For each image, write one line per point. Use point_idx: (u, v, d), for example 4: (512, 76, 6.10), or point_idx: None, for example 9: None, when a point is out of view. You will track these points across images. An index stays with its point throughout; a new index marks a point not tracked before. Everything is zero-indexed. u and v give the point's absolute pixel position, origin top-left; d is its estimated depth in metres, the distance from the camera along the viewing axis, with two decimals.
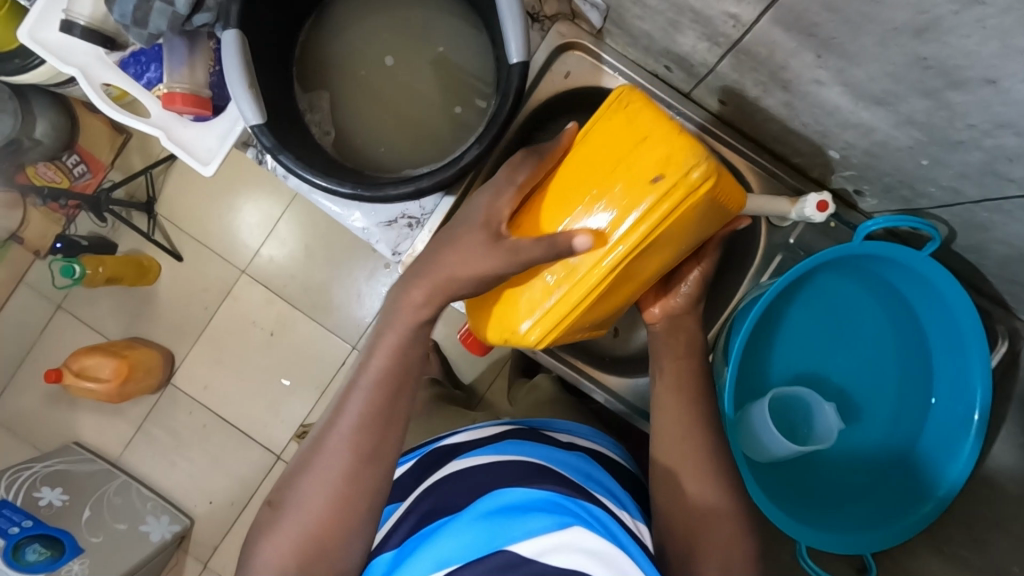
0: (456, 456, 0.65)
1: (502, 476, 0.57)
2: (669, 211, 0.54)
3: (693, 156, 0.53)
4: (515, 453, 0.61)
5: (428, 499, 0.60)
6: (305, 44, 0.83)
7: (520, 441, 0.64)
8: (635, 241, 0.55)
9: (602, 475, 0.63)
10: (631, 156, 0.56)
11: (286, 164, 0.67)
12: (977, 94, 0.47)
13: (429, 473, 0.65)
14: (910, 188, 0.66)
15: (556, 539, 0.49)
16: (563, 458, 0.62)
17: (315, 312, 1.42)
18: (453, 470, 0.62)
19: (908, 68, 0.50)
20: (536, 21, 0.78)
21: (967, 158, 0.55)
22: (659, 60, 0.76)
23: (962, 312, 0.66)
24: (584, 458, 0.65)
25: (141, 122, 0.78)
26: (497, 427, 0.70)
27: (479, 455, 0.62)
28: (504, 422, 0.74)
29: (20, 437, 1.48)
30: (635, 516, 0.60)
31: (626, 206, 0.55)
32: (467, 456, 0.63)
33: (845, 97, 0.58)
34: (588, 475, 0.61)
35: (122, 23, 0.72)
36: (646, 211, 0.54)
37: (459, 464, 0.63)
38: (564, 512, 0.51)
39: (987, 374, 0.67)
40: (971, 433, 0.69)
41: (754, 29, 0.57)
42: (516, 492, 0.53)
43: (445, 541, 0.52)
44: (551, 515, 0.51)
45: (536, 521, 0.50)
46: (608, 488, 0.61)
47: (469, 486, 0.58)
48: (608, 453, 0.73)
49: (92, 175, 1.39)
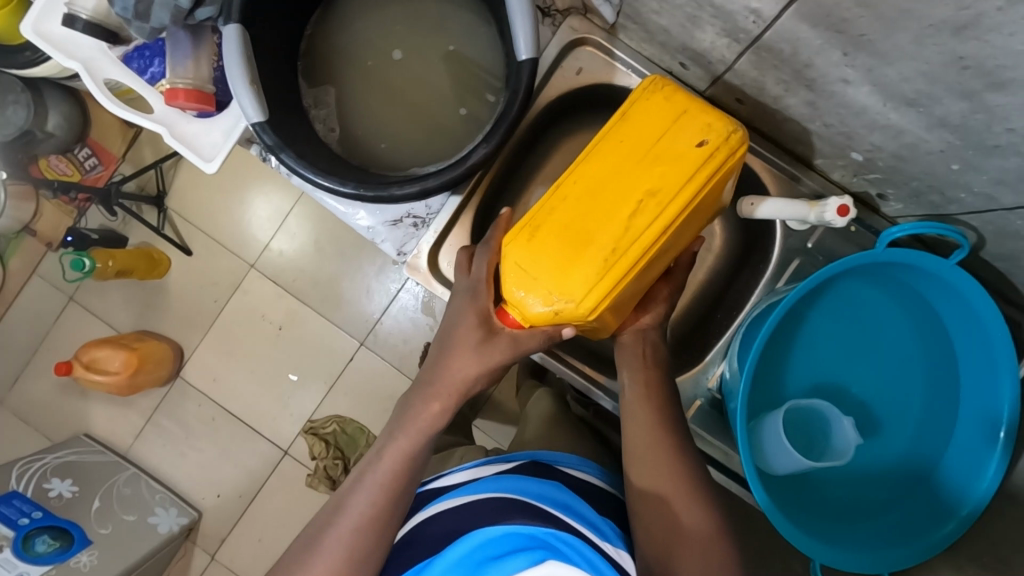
0: (436, 497, 0.63)
1: (474, 514, 0.55)
2: (712, 175, 0.55)
3: (727, 125, 0.55)
4: (490, 485, 0.59)
5: (418, 537, 0.59)
6: (311, 37, 0.81)
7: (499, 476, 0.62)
8: (684, 210, 0.55)
9: (584, 507, 0.59)
10: (671, 134, 0.56)
11: (289, 163, 0.66)
12: (1019, 96, 0.44)
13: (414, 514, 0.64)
14: (940, 193, 0.63)
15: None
16: (540, 489, 0.59)
17: (323, 308, 1.41)
18: (431, 512, 0.60)
19: (944, 68, 0.46)
20: (547, 15, 0.75)
21: (1004, 163, 0.52)
22: (676, 56, 0.73)
23: (990, 323, 0.64)
24: (561, 486, 0.62)
25: (144, 118, 0.77)
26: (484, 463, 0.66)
27: (454, 494, 0.60)
28: (493, 459, 0.68)
29: (32, 427, 1.49)
30: (618, 545, 0.58)
31: (675, 177, 0.54)
32: (445, 496, 0.61)
33: (874, 98, 0.55)
34: (568, 505, 0.58)
35: (123, 16, 0.70)
36: (696, 176, 0.54)
37: (437, 504, 0.61)
38: (538, 546, 0.51)
39: (1015, 388, 0.64)
40: (997, 450, 0.66)
41: (777, 25, 0.54)
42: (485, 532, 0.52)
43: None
44: (525, 553, 0.50)
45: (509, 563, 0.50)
46: (592, 519, 0.58)
47: (446, 528, 0.56)
48: (596, 485, 0.70)
49: (103, 167, 1.38)
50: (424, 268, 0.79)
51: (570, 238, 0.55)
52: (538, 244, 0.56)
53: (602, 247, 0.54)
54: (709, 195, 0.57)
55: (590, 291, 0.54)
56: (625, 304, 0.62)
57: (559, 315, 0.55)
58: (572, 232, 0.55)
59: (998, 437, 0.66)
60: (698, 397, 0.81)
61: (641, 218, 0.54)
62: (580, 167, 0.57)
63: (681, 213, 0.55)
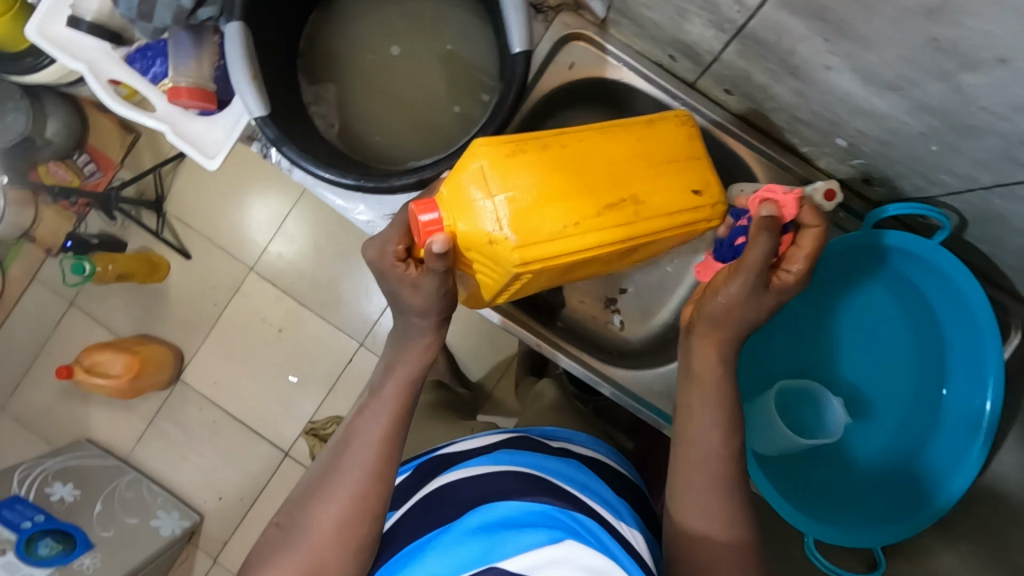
0: (453, 465, 0.65)
1: (496, 486, 0.57)
2: (687, 221, 0.66)
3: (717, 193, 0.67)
4: (512, 461, 0.62)
5: (432, 505, 0.60)
6: (310, 36, 0.83)
7: (518, 452, 0.65)
8: (636, 232, 0.63)
9: (597, 485, 0.64)
10: (677, 165, 0.66)
11: (291, 156, 0.68)
12: (991, 76, 0.47)
13: (424, 481, 0.65)
14: (923, 176, 0.65)
15: (545, 555, 0.48)
16: (558, 468, 0.63)
17: (322, 309, 1.43)
18: (449, 480, 0.61)
19: (921, 51, 0.49)
20: (539, 12, 0.77)
21: (981, 143, 0.54)
22: (665, 49, 0.75)
23: (974, 301, 0.65)
24: (579, 467, 0.67)
25: (147, 116, 0.78)
26: (494, 437, 0.71)
27: (476, 464, 0.62)
28: (505, 432, 0.74)
29: (33, 433, 1.50)
30: (631, 526, 0.60)
31: (648, 206, 0.64)
32: (463, 466, 0.63)
33: (856, 83, 0.57)
34: (584, 485, 0.61)
35: (127, 16, 0.73)
36: (667, 217, 0.65)
37: (455, 473, 0.63)
38: (559, 527, 0.51)
39: (999, 365, 0.66)
40: (983, 424, 0.67)
41: (761, 14, 0.56)
42: (509, 504, 0.54)
43: (437, 559, 0.52)
44: (547, 529, 0.50)
45: (531, 535, 0.50)
46: (605, 498, 0.61)
47: (463, 498, 0.58)
48: (603, 461, 0.75)
49: (102, 173, 1.40)
50: None
51: (546, 191, 0.59)
52: (509, 166, 0.59)
53: (566, 215, 0.60)
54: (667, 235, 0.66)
55: (529, 245, 0.58)
56: (524, 286, 0.67)
57: (490, 244, 0.58)
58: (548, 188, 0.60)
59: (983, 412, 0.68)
60: None
61: (602, 214, 0.61)
62: (584, 141, 0.64)
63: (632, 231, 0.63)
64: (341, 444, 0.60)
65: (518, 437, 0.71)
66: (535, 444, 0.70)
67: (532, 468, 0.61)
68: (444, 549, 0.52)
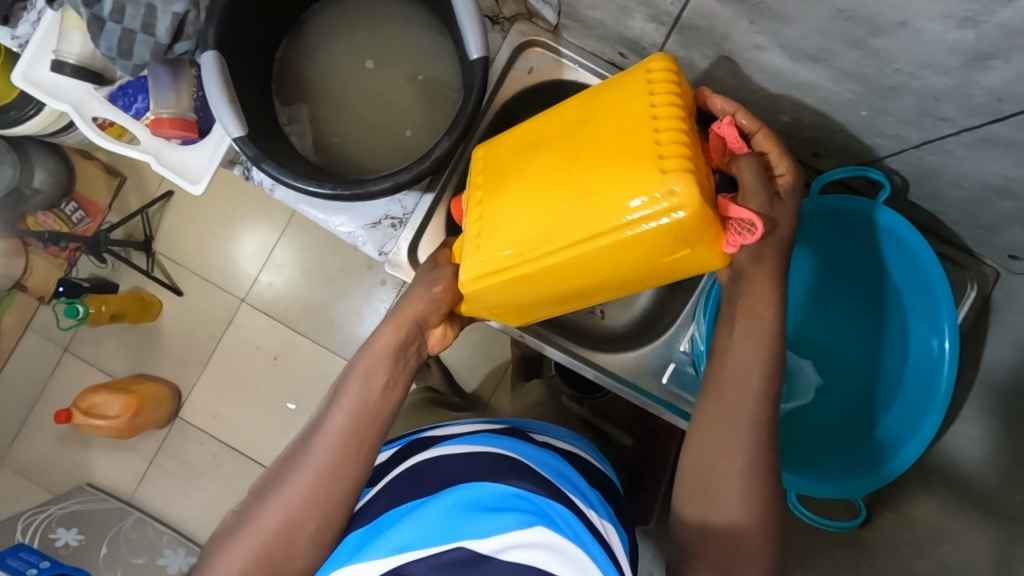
0: (434, 442, 0.68)
1: (471, 467, 0.61)
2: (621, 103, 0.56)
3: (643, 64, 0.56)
4: (493, 444, 0.65)
5: (419, 474, 0.63)
6: (282, 60, 0.87)
7: (500, 435, 0.68)
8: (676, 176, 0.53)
9: (576, 475, 0.66)
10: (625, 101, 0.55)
11: (271, 171, 0.71)
12: (894, 39, 0.52)
13: (405, 459, 0.68)
14: (861, 142, 0.70)
15: (520, 539, 0.53)
16: (541, 457, 0.65)
17: (315, 333, 1.46)
18: (429, 454, 0.65)
19: (832, 21, 0.53)
20: (496, 23, 0.83)
21: (902, 102, 0.59)
22: (615, 47, 0.80)
23: (921, 252, 0.72)
24: (561, 457, 0.69)
25: (133, 149, 0.83)
26: (474, 425, 0.74)
27: (456, 443, 0.66)
28: (487, 421, 0.77)
29: (35, 482, 1.50)
30: (603, 514, 0.63)
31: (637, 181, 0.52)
32: (445, 441, 0.67)
33: (784, 58, 0.62)
34: (563, 472, 0.64)
35: (109, 56, 0.77)
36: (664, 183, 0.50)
37: (438, 449, 0.65)
38: (533, 513, 0.55)
39: (951, 309, 0.72)
40: (945, 367, 0.72)
41: (692, 5, 0.62)
42: (484, 487, 0.58)
43: (413, 526, 0.56)
44: (517, 512, 0.55)
45: (502, 518, 0.54)
46: (583, 489, 0.64)
47: (444, 475, 0.61)
48: (585, 457, 0.77)
49: (90, 218, 1.44)
50: (404, 264, 0.85)
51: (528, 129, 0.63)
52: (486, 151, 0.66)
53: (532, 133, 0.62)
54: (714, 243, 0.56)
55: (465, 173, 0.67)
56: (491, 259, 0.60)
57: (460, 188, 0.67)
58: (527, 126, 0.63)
59: (943, 351, 0.73)
60: (670, 361, 0.88)
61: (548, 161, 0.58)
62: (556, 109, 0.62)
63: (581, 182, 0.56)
64: (322, 414, 0.63)
65: (503, 426, 0.75)
66: (520, 434, 0.73)
67: (511, 450, 0.64)
68: (411, 523, 0.56)
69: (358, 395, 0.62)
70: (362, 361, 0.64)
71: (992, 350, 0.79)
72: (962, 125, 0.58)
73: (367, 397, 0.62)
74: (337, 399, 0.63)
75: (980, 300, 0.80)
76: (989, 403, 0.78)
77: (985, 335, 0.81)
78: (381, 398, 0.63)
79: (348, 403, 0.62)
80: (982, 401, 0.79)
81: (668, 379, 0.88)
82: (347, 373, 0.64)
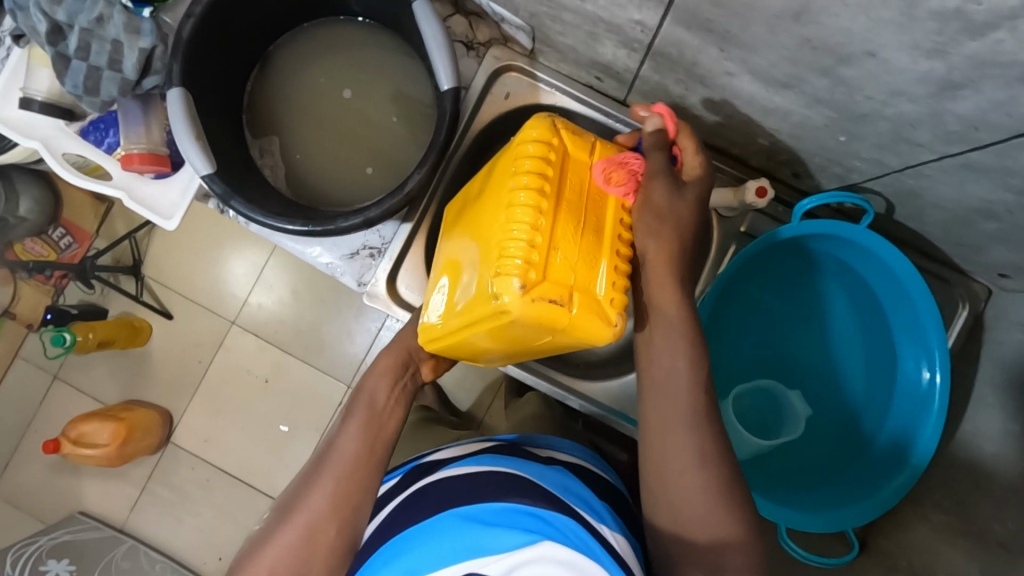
0: (440, 465, 0.66)
1: (480, 486, 0.58)
2: (507, 158, 0.55)
3: (536, 120, 0.55)
4: (497, 463, 0.63)
5: (425, 496, 0.60)
6: (252, 92, 0.86)
7: (504, 455, 0.67)
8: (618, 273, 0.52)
9: (584, 489, 0.65)
10: (511, 163, 0.54)
11: (239, 209, 0.70)
12: (864, 67, 0.50)
13: (408, 483, 0.66)
14: (840, 164, 0.69)
15: (529, 554, 0.50)
16: (544, 473, 0.64)
17: (307, 355, 1.44)
18: (436, 476, 0.63)
19: (800, 50, 0.52)
20: (470, 48, 0.82)
21: (877, 128, 0.58)
22: (590, 71, 0.79)
23: (906, 276, 0.69)
24: (565, 472, 0.68)
25: (102, 184, 0.82)
26: (477, 445, 0.72)
27: (463, 464, 0.64)
28: (483, 440, 0.76)
29: (26, 512, 1.48)
30: (617, 530, 0.62)
31: (487, 257, 0.52)
32: (450, 465, 0.65)
33: (757, 85, 0.61)
34: (570, 487, 0.63)
35: (74, 93, 0.75)
36: (501, 285, 0.49)
37: (442, 472, 0.64)
38: (537, 529, 0.53)
39: (941, 338, 0.69)
40: (936, 398, 0.70)
41: (660, 32, 0.60)
42: (489, 503, 0.56)
43: (420, 552, 0.54)
44: (523, 530, 0.52)
45: (511, 536, 0.52)
46: (592, 501, 0.63)
47: (450, 494, 0.59)
48: (591, 468, 0.76)
49: (78, 244, 1.41)
50: (382, 295, 0.83)
51: (473, 188, 0.64)
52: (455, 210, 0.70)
53: (477, 190, 0.63)
54: (592, 316, 0.51)
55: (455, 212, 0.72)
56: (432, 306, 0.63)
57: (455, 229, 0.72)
58: (472, 187, 0.65)
59: (932, 383, 0.71)
60: None
61: (467, 233, 0.60)
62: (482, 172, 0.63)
63: (472, 253, 0.56)
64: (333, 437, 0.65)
65: (500, 444, 0.73)
66: (523, 452, 0.71)
67: (519, 468, 0.63)
68: (419, 548, 0.54)
69: (365, 420, 0.64)
70: (370, 378, 0.67)
71: (984, 371, 0.77)
72: (939, 150, 0.56)
73: (374, 408, 0.66)
74: (349, 423, 0.65)
75: (971, 319, 0.78)
76: (982, 428, 0.75)
77: (977, 355, 0.79)
78: (388, 409, 0.66)
79: (359, 425, 0.64)
80: (975, 425, 0.77)
81: None
82: (357, 396, 0.67)
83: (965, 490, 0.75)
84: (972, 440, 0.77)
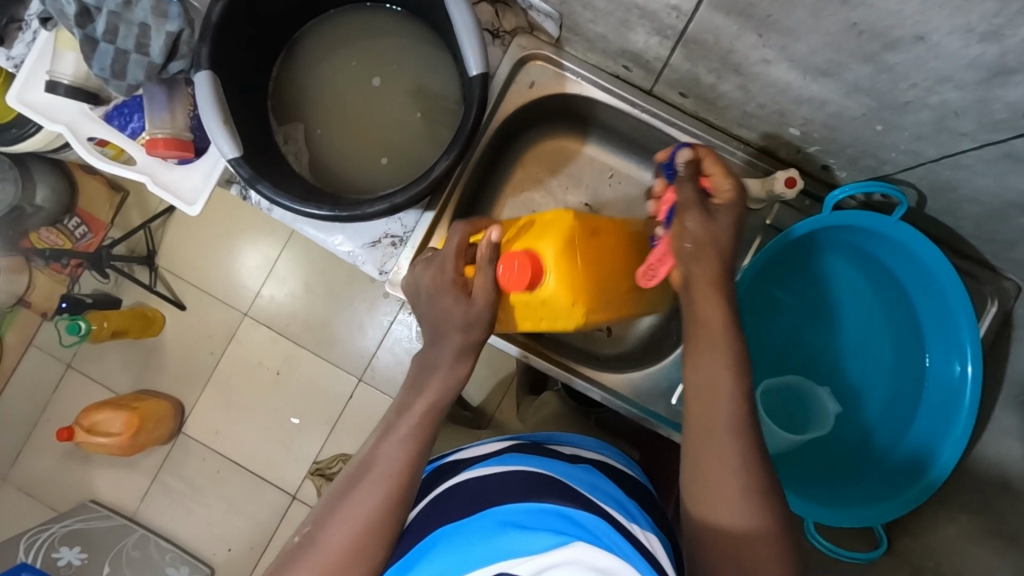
0: (463, 468, 0.65)
1: (506, 486, 0.58)
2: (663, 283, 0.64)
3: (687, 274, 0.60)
4: (523, 462, 0.62)
5: (451, 498, 0.60)
6: (277, 79, 0.86)
7: (527, 454, 0.66)
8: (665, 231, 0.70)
9: (610, 488, 0.65)
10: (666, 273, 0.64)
11: (266, 193, 0.69)
12: (910, 52, 0.49)
13: (435, 483, 0.66)
14: (873, 156, 0.68)
15: (560, 557, 0.49)
16: (573, 471, 0.64)
17: (320, 347, 1.44)
18: (462, 478, 0.62)
19: (844, 36, 0.51)
20: (496, 37, 0.80)
21: (918, 117, 0.57)
22: (618, 61, 0.78)
23: (938, 266, 0.69)
24: (592, 471, 0.67)
25: (127, 169, 0.82)
26: (499, 444, 0.72)
27: (487, 465, 0.63)
28: (507, 439, 0.75)
29: (36, 500, 1.48)
30: (645, 527, 0.61)
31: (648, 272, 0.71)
32: (474, 466, 0.64)
33: (793, 72, 0.60)
34: (596, 485, 0.63)
35: (101, 76, 0.75)
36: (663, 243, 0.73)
37: (467, 473, 0.63)
38: (569, 532, 0.51)
39: (974, 330, 0.68)
40: (968, 391, 0.69)
41: (696, 17, 0.60)
42: (513, 504, 0.55)
43: (447, 553, 0.53)
44: (552, 532, 0.51)
45: (539, 538, 0.50)
46: (620, 501, 0.62)
47: (478, 495, 0.58)
48: (616, 465, 0.75)
49: (93, 234, 1.40)
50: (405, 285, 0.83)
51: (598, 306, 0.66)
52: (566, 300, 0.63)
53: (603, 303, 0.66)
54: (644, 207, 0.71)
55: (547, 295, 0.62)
56: None
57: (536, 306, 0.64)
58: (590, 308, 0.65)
59: (964, 376, 0.70)
60: (678, 382, 0.86)
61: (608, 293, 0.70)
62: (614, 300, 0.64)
63: None
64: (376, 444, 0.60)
65: (521, 443, 0.72)
66: (545, 450, 0.70)
67: (546, 468, 0.62)
68: (448, 549, 0.53)
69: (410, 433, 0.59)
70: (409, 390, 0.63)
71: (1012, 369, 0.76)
72: (982, 139, 0.55)
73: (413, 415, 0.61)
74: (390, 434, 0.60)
75: (1002, 315, 0.76)
76: (1012, 427, 0.74)
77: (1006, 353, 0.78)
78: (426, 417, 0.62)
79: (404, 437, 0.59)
80: (1004, 424, 0.76)
81: (677, 399, 0.86)
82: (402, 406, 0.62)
83: (994, 489, 0.74)
84: (999, 438, 0.76)
